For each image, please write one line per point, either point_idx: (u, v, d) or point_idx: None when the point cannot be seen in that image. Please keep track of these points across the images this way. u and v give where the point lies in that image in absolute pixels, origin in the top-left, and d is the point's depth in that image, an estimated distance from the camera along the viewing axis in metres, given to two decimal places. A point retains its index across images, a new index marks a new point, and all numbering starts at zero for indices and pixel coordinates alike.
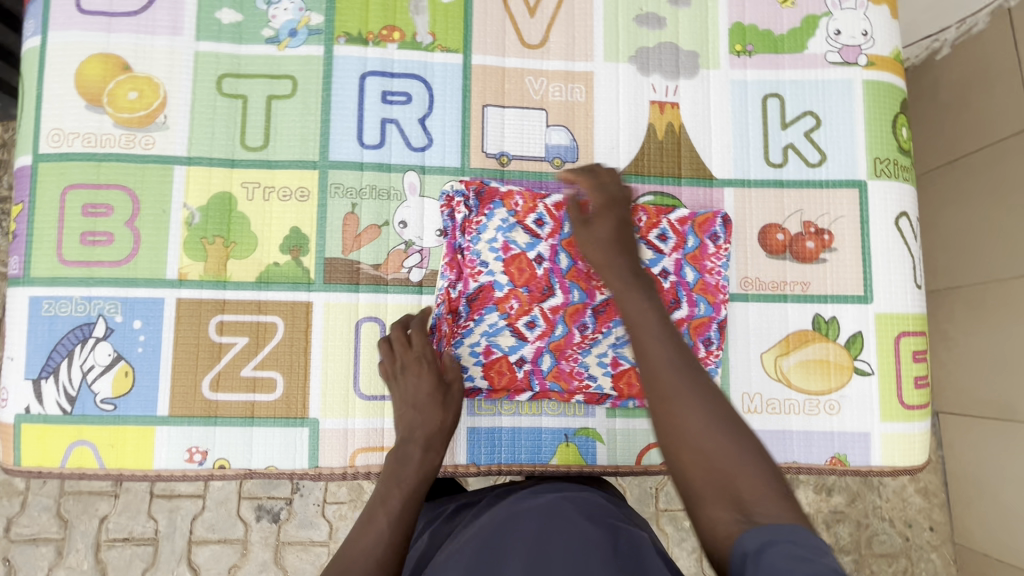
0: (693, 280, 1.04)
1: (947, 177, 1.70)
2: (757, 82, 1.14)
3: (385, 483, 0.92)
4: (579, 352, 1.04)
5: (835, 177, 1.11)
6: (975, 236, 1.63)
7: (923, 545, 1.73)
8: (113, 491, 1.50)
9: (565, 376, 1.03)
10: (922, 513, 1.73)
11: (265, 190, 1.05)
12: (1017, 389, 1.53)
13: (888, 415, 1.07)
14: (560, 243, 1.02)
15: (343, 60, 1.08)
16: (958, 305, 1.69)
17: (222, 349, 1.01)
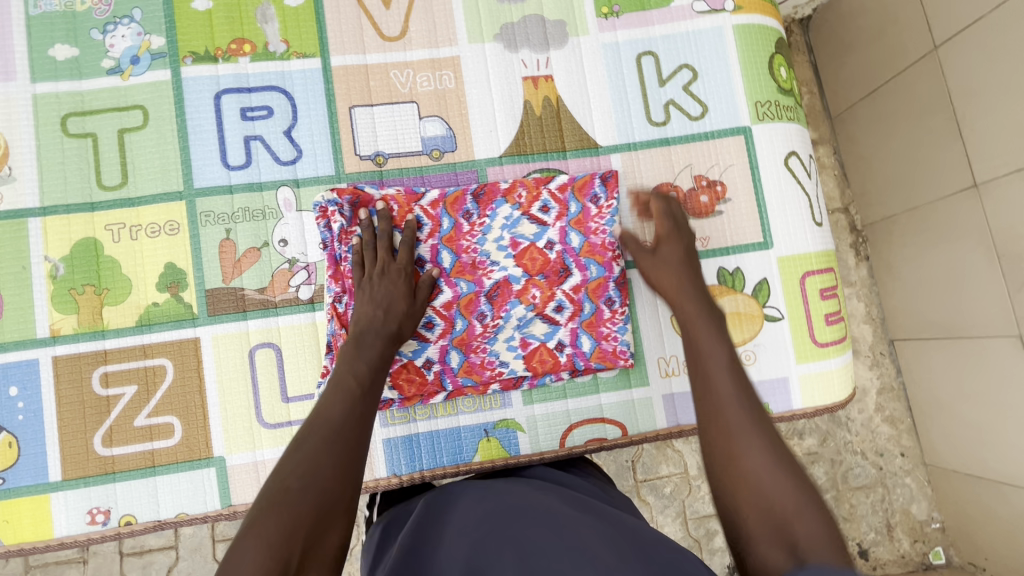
0: (579, 245, 1.02)
1: (869, 109, 1.71)
2: (629, 42, 1.11)
3: (308, 437, 0.75)
4: (486, 342, 1.01)
5: (719, 127, 1.10)
6: (900, 165, 1.66)
7: (896, 472, 1.79)
8: (82, 557, 1.45)
9: (477, 369, 1.01)
10: (892, 441, 1.79)
11: (131, 229, 0.99)
12: (957, 305, 1.57)
13: (803, 356, 1.06)
14: (441, 241, 1.00)
15: (193, 81, 1.02)
16: (895, 233, 1.73)
17: (111, 402, 0.96)
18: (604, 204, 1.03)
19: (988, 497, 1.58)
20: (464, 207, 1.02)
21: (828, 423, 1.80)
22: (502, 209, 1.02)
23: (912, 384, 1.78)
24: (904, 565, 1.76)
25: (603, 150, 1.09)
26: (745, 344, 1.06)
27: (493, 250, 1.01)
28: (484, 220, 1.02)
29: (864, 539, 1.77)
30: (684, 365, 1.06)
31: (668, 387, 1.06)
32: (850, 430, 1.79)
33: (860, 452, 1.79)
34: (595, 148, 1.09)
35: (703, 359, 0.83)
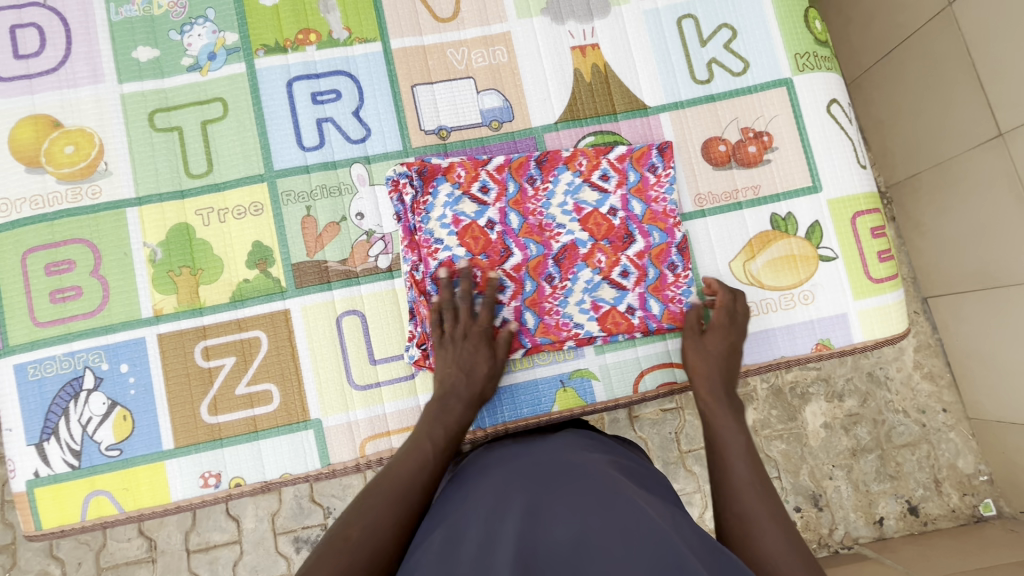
0: (641, 212, 1.08)
1: (885, 70, 1.77)
2: (668, 7, 1.17)
3: (375, 491, 0.83)
4: (558, 304, 1.06)
5: (761, 81, 1.15)
6: (921, 123, 1.71)
7: (939, 428, 1.82)
8: (150, 557, 1.51)
9: (553, 329, 1.05)
10: (933, 398, 1.82)
11: (219, 212, 1.06)
12: (995, 255, 1.58)
13: (860, 292, 1.10)
14: (508, 204, 1.06)
15: (266, 72, 1.09)
16: (922, 190, 1.76)
17: (213, 373, 1.03)
18: (662, 173, 1.09)
19: None
20: (528, 173, 1.08)
21: (867, 385, 1.82)
22: (563, 175, 1.08)
23: (948, 340, 1.81)
24: (955, 519, 1.78)
25: (652, 110, 1.15)
26: (802, 285, 1.10)
27: (559, 214, 1.07)
28: (548, 185, 1.07)
29: (913, 496, 1.79)
30: None
31: None
32: (890, 389, 1.82)
33: (901, 411, 1.82)
34: (644, 109, 1.15)
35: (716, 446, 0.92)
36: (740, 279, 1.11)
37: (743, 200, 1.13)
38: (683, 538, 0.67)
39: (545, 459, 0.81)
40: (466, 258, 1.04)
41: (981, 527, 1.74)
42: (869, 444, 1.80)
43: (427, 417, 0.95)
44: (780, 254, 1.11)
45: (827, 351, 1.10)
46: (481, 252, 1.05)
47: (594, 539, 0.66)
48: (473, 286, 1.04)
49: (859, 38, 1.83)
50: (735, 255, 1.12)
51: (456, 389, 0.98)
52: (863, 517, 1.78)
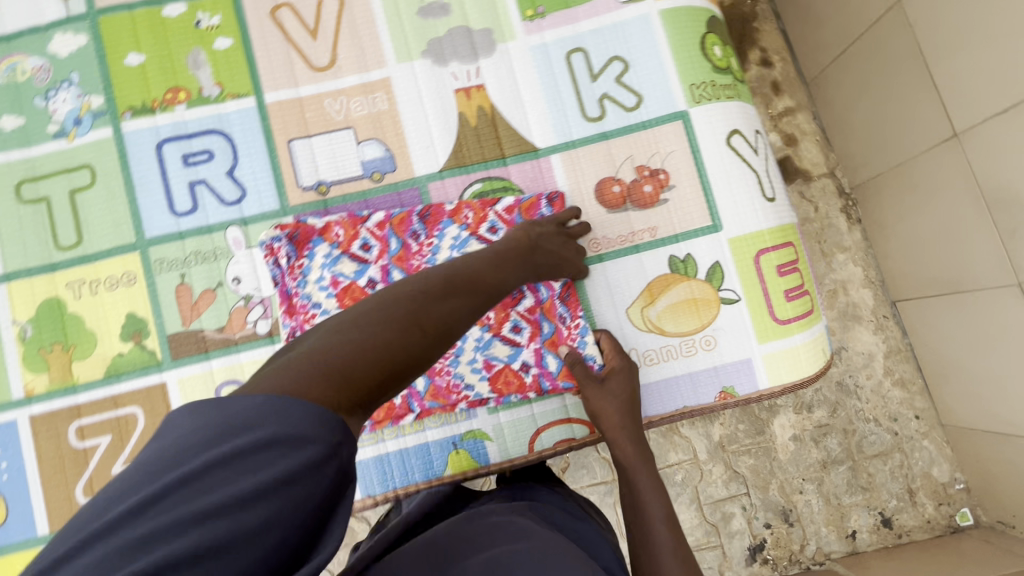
0: None
1: (838, 71, 1.69)
2: (557, 41, 1.11)
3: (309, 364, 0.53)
4: (449, 364, 1.00)
5: (656, 115, 1.09)
6: (878, 124, 1.63)
7: (913, 435, 1.72)
8: None
9: (442, 393, 1.00)
10: (905, 405, 1.72)
11: (91, 284, 1.03)
12: (956, 260, 1.50)
13: (765, 335, 1.04)
14: (390, 261, 1.02)
15: (134, 135, 1.05)
16: (886, 192, 1.67)
17: (88, 453, 0.99)
18: None
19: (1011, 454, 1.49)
20: (411, 228, 1.03)
21: (836, 394, 1.73)
22: (449, 229, 1.04)
23: (920, 346, 1.72)
24: (930, 530, 1.68)
25: (542, 151, 1.09)
26: (705, 329, 1.05)
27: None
28: (433, 241, 1.03)
29: (886, 508, 1.69)
30: (645, 357, 1.05)
31: None
32: (861, 398, 1.72)
33: (872, 420, 1.72)
34: (534, 151, 1.09)
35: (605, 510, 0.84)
36: (640, 326, 1.06)
37: (641, 242, 1.07)
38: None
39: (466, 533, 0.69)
40: None
41: (959, 538, 1.63)
42: (840, 456, 1.71)
43: (445, 278, 0.72)
44: (680, 298, 1.05)
45: (731, 400, 1.04)
46: None
47: None
48: None
49: (808, 38, 1.77)
50: (634, 301, 1.06)
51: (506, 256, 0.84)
52: (835, 531, 1.68)
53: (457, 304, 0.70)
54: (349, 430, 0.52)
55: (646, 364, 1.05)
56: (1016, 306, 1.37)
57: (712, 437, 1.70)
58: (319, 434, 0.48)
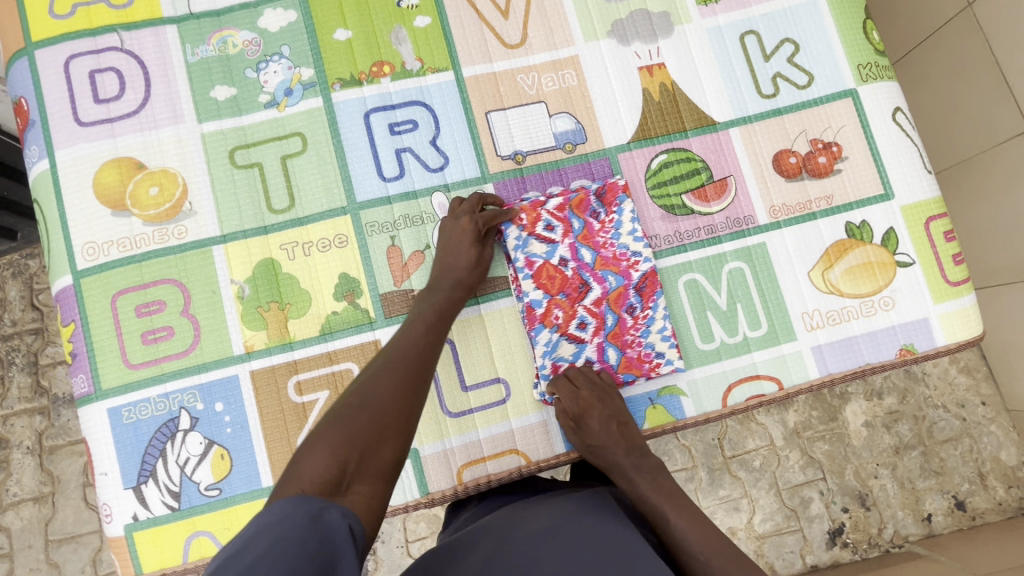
0: (591, 259, 1.08)
1: (910, 66, 1.78)
2: (730, 24, 1.19)
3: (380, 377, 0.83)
4: (640, 335, 1.07)
5: (826, 93, 1.17)
6: (946, 120, 1.71)
7: (980, 421, 1.82)
8: None
9: (637, 363, 1.07)
10: (971, 391, 1.83)
11: (304, 246, 1.07)
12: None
13: (939, 296, 1.12)
14: (577, 240, 1.08)
15: (343, 105, 1.10)
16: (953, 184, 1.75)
17: (307, 408, 1.03)
18: (606, 218, 1.09)
19: None
20: (590, 207, 1.09)
21: (905, 381, 1.83)
22: (626, 205, 1.10)
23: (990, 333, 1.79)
24: (1002, 512, 1.77)
25: (721, 126, 1.16)
26: (882, 291, 1.12)
27: (630, 242, 1.09)
28: (613, 217, 1.09)
29: (959, 491, 1.77)
30: (827, 317, 1.12)
31: (815, 339, 1.12)
32: (928, 385, 1.83)
33: (941, 406, 1.83)
34: (713, 125, 1.16)
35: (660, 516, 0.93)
36: (820, 287, 1.13)
37: (817, 210, 1.14)
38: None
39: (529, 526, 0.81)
40: (544, 300, 1.06)
41: None
42: (911, 441, 1.80)
43: (408, 325, 0.94)
44: (857, 262, 1.13)
45: (911, 356, 1.11)
46: (559, 290, 1.07)
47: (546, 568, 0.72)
48: (555, 328, 1.06)
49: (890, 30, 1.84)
50: (815, 266, 1.13)
51: (459, 269, 1.02)
52: (911, 515, 1.76)
53: (403, 357, 0.87)
54: (336, 501, 0.65)
55: (829, 324, 1.12)
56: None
57: (787, 424, 1.79)
58: (313, 502, 0.63)
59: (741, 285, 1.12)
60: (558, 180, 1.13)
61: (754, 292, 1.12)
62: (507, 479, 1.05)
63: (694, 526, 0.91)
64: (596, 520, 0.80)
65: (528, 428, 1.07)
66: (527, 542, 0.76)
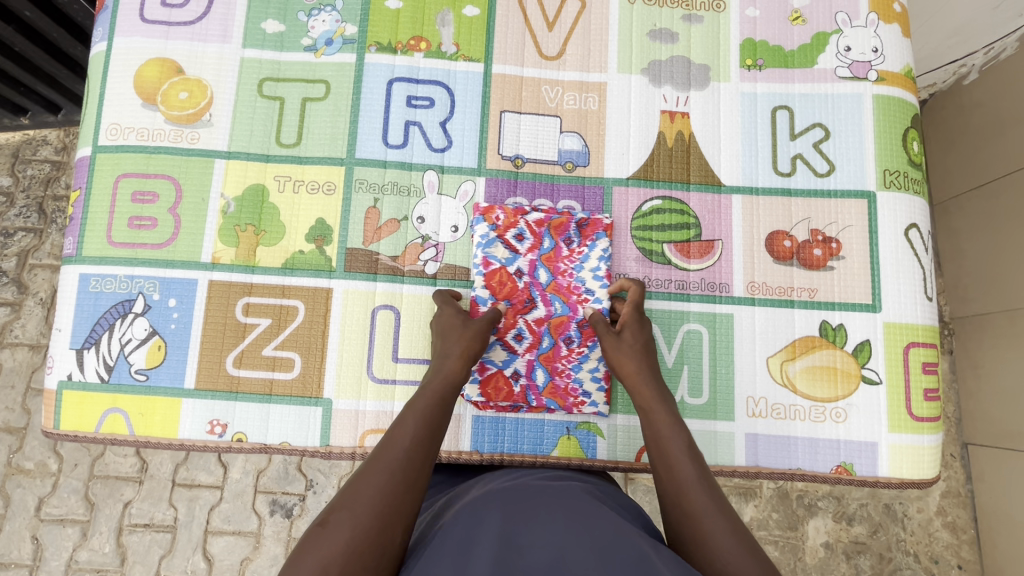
0: (546, 281, 1.10)
1: (976, 197, 1.66)
2: (767, 94, 1.17)
3: (385, 446, 0.80)
4: (571, 367, 1.08)
5: (844, 187, 1.13)
6: (1001, 259, 1.60)
7: None
8: (137, 478, 1.74)
9: (561, 392, 1.08)
10: (949, 549, 1.68)
11: (295, 183, 1.13)
12: None
13: (896, 425, 1.06)
14: (539, 258, 1.11)
15: (373, 67, 1.16)
16: (986, 334, 1.65)
17: (247, 329, 1.08)
18: (574, 248, 1.11)
19: None
20: (567, 233, 1.12)
21: (881, 516, 1.69)
22: (601, 241, 1.11)
23: (981, 495, 1.67)
24: None
25: (725, 189, 1.15)
26: (837, 401, 1.07)
27: (589, 279, 1.10)
28: (583, 250, 1.11)
29: None
30: (772, 409, 1.08)
31: (752, 426, 1.07)
32: (905, 528, 1.69)
33: (912, 554, 1.68)
34: (718, 186, 1.15)
35: (666, 446, 0.85)
36: (776, 377, 1.08)
37: (797, 299, 1.11)
38: (659, 556, 0.66)
39: (500, 504, 0.76)
40: (489, 301, 1.08)
41: None
42: None
43: (399, 417, 0.85)
44: (820, 363, 1.08)
45: (847, 476, 1.05)
46: (506, 297, 1.09)
47: (519, 542, 0.65)
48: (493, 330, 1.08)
49: (961, 146, 1.71)
50: (776, 353, 1.09)
51: (448, 354, 0.95)
52: None
53: (392, 452, 0.78)
54: None
55: (772, 416, 1.07)
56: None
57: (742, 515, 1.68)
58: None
59: (695, 348, 1.10)
60: (549, 194, 1.14)
61: (705, 361, 1.09)
62: None
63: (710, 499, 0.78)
64: (567, 511, 0.74)
65: None
66: (499, 521, 0.70)
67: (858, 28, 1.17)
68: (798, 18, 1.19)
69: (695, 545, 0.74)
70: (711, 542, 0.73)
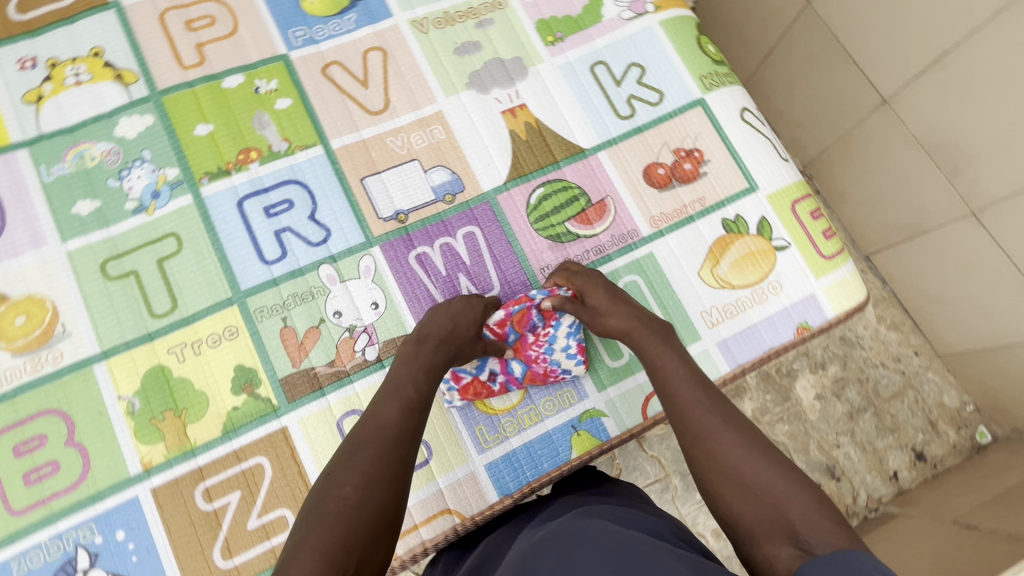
0: (513, 340, 1.11)
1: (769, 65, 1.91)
2: (579, 58, 1.27)
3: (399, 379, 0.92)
4: (543, 351, 1.09)
5: (678, 105, 1.25)
6: (811, 103, 1.83)
7: (918, 370, 1.81)
8: None
9: (541, 376, 1.09)
10: (902, 344, 1.83)
11: (193, 345, 1.04)
12: (904, 207, 1.70)
13: (820, 271, 1.19)
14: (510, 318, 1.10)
15: (214, 197, 1.10)
16: (832, 164, 1.87)
17: (219, 514, 0.97)
18: (540, 332, 1.10)
19: (1000, 363, 1.63)
20: (528, 321, 1.10)
21: (841, 348, 1.82)
22: (564, 318, 1.10)
23: (898, 288, 1.86)
24: (958, 454, 1.75)
25: (589, 151, 1.23)
26: (769, 277, 1.18)
27: (563, 358, 1.09)
28: (549, 331, 1.10)
29: (916, 443, 1.74)
30: (725, 312, 1.16)
31: (718, 335, 1.15)
32: (863, 346, 1.83)
33: (880, 364, 1.81)
34: (582, 152, 1.22)
35: (666, 374, 0.92)
36: (713, 284, 1.17)
37: (694, 212, 1.21)
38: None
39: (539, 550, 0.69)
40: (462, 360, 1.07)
41: (984, 457, 1.72)
42: (861, 406, 1.77)
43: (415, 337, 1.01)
44: (740, 254, 1.19)
45: (808, 333, 1.16)
46: None
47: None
48: None
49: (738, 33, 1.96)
50: (703, 264, 1.18)
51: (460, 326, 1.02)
52: (879, 477, 1.71)
53: (378, 434, 0.83)
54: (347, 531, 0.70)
55: (728, 317, 1.16)
56: (976, 234, 1.51)
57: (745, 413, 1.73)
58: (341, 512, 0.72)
59: (639, 296, 1.16)
60: (444, 231, 1.15)
61: (652, 302, 1.16)
62: (442, 542, 1.01)
63: (727, 423, 0.82)
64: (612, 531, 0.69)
65: (458, 484, 1.04)
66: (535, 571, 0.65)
67: None
68: None
69: (711, 463, 0.80)
70: (740, 467, 0.77)
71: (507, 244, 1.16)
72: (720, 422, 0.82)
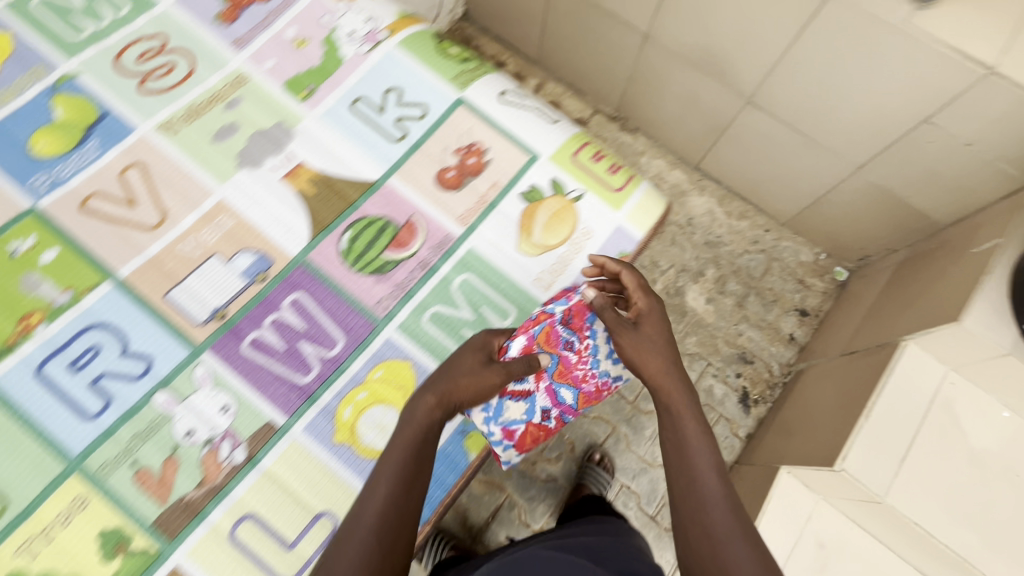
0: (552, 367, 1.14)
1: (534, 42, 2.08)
2: (336, 102, 1.32)
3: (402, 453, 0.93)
4: (589, 364, 1.15)
5: (442, 110, 1.34)
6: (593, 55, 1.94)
7: (774, 242, 2.01)
8: None
9: (593, 395, 1.16)
10: (753, 226, 2.02)
11: (40, 535, 0.95)
12: (703, 115, 1.83)
13: (617, 204, 1.32)
14: (540, 343, 1.13)
15: (7, 377, 1.02)
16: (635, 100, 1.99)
17: None
18: (580, 346, 1.15)
19: (825, 209, 1.82)
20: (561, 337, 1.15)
21: (709, 252, 2.00)
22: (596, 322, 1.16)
23: (729, 181, 2.02)
24: (828, 297, 1.96)
25: (380, 181, 1.28)
26: (578, 227, 1.29)
27: (610, 366, 1.16)
28: (588, 342, 1.15)
29: (797, 303, 1.95)
30: (554, 272, 1.26)
31: (556, 294, 1.25)
32: (724, 242, 2.00)
33: (743, 251, 1.99)
34: (373, 184, 1.27)
35: (666, 391, 1.01)
36: (534, 253, 1.27)
37: (494, 198, 1.29)
38: None
39: None
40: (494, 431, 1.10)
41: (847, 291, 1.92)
42: (742, 292, 1.96)
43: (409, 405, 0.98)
44: (547, 217, 1.29)
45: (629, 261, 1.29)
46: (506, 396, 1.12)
47: None
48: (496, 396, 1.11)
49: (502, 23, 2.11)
50: (519, 240, 1.27)
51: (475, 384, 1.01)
52: (779, 344, 1.91)
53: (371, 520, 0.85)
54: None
55: (558, 275, 1.26)
56: (763, 117, 1.66)
57: None
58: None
59: (474, 291, 1.23)
60: (269, 309, 1.15)
61: (488, 291, 1.23)
62: None
63: (710, 471, 0.93)
64: None
65: None
66: None
67: (344, 17, 1.38)
68: (301, 43, 1.35)
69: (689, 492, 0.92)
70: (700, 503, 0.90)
71: (336, 296, 1.18)
72: (709, 466, 0.93)
